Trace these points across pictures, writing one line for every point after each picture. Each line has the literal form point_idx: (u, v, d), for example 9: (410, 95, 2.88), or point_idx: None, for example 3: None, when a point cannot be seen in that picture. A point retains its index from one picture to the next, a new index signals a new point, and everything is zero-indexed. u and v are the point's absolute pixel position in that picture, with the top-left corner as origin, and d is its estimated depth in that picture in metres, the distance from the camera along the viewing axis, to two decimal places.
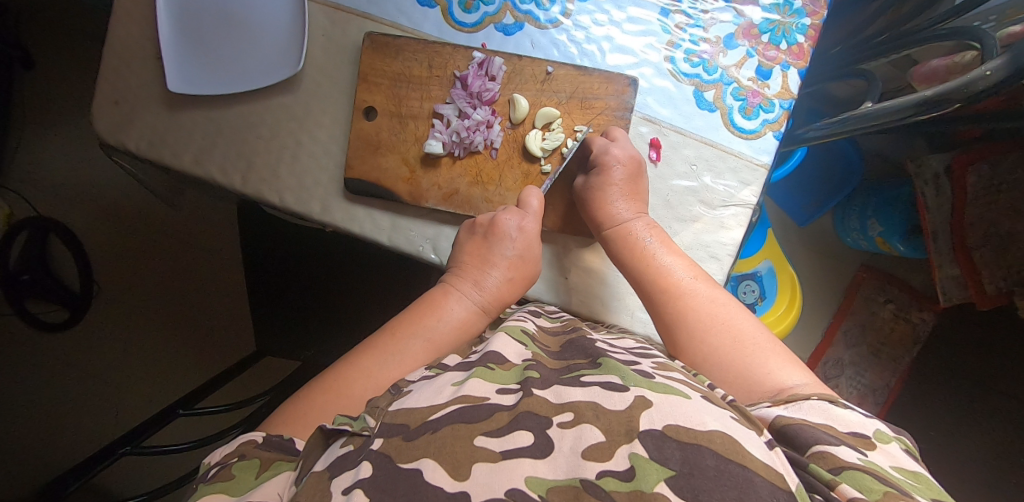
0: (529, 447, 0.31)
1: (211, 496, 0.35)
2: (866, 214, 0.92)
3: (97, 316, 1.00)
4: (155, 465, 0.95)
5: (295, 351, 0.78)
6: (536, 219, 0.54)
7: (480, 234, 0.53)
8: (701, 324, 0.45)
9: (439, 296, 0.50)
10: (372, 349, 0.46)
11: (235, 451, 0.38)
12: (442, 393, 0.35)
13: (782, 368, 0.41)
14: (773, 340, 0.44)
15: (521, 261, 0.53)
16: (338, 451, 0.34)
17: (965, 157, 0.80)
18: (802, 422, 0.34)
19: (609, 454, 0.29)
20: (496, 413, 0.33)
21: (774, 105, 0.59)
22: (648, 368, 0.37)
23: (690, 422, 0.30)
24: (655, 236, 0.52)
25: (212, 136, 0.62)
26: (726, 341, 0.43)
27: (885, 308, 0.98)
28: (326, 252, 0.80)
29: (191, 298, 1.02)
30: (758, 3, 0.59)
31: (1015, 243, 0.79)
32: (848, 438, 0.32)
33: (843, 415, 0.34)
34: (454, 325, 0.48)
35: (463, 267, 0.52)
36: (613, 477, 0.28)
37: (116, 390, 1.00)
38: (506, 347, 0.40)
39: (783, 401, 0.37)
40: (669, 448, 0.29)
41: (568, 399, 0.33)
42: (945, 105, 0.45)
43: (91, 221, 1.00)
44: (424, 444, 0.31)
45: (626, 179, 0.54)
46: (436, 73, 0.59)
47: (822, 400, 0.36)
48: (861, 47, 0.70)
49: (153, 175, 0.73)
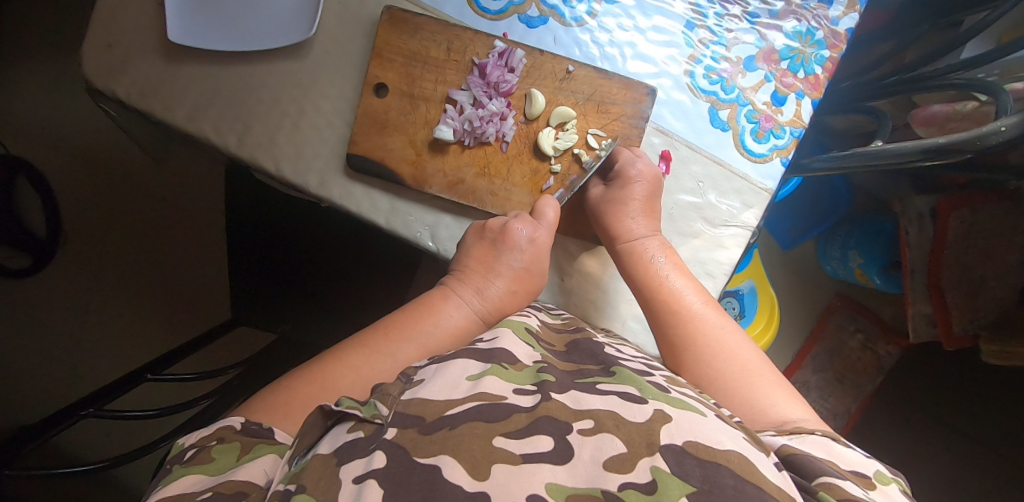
0: (549, 452, 0.32)
1: (189, 477, 0.35)
2: (848, 246, 0.96)
3: (61, 266, 0.96)
4: (112, 425, 0.93)
5: (272, 324, 0.77)
6: (548, 231, 0.54)
7: (489, 240, 0.53)
8: (709, 351, 0.47)
9: (439, 299, 0.50)
10: (365, 347, 0.46)
11: (214, 433, 0.38)
12: (458, 388, 0.36)
13: (785, 403, 0.43)
14: (775, 374, 0.46)
15: (526, 273, 0.53)
16: (344, 436, 0.34)
17: (949, 201, 0.82)
18: (807, 454, 0.36)
19: (630, 466, 0.31)
20: (515, 414, 0.34)
21: (784, 131, 0.59)
22: (661, 382, 0.39)
23: (708, 440, 0.32)
24: (667, 256, 0.53)
25: (209, 93, 0.59)
26: (732, 371, 0.45)
27: (854, 337, 1.01)
28: (314, 226, 0.79)
29: (163, 258, 0.98)
30: (781, 29, 0.60)
31: (986, 288, 0.83)
32: (851, 476, 0.34)
33: (845, 454, 0.36)
34: (450, 330, 0.48)
35: (467, 271, 0.52)
36: (634, 489, 0.30)
37: (75, 345, 0.96)
38: (516, 345, 0.41)
39: (786, 431, 0.39)
40: (688, 464, 0.31)
41: (587, 406, 0.35)
42: (957, 154, 0.46)
43: (60, 166, 0.95)
44: (440, 440, 0.32)
45: (644, 196, 0.55)
46: (454, 57, 0.58)
47: (824, 437, 0.38)
48: (870, 87, 0.72)
49: (137, 126, 0.69)
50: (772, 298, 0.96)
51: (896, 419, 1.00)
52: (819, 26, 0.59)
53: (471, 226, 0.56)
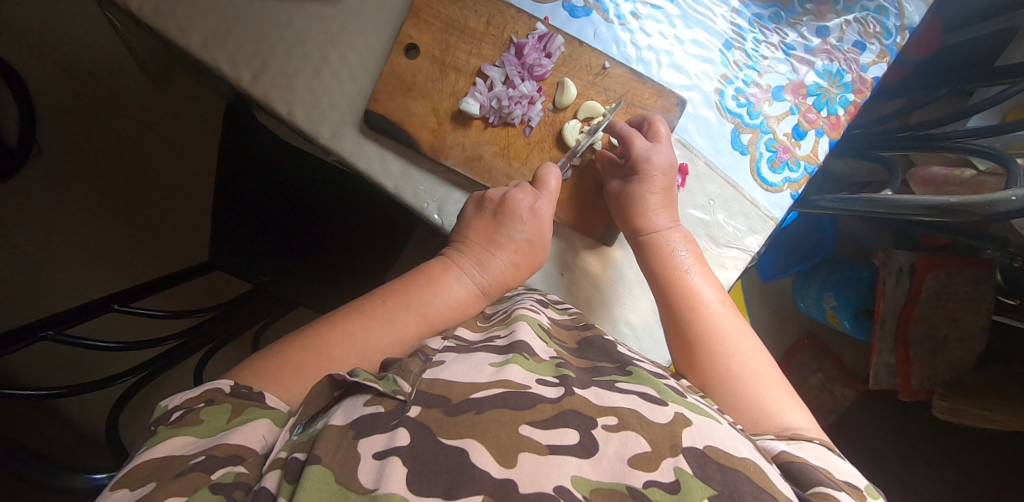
0: (575, 446, 0.34)
1: (178, 438, 0.36)
2: (825, 288, 0.97)
3: (27, 178, 0.90)
4: (58, 353, 0.88)
5: (251, 273, 0.72)
6: (551, 201, 0.54)
7: (489, 212, 0.52)
8: (723, 351, 0.49)
9: (440, 270, 0.50)
10: (360, 317, 0.46)
11: (202, 396, 0.39)
12: (481, 373, 0.38)
13: (790, 408, 0.45)
14: (781, 377, 0.48)
15: (529, 246, 0.52)
16: (362, 409, 0.36)
17: (929, 260, 0.84)
18: (804, 462, 0.39)
19: (655, 465, 0.34)
20: (541, 404, 0.36)
21: (799, 165, 0.60)
22: (676, 387, 0.42)
23: (727, 447, 0.35)
24: (688, 249, 0.54)
25: (230, 22, 0.56)
26: (743, 373, 0.47)
27: (815, 375, 1.04)
28: (311, 179, 0.77)
29: (138, 186, 0.94)
30: (813, 65, 0.61)
31: (947, 346, 0.89)
32: (845, 486, 0.37)
33: (841, 465, 0.39)
34: (452, 302, 0.49)
35: (469, 244, 0.52)
36: (659, 487, 0.33)
37: (32, 263, 0.91)
38: (534, 337, 0.43)
39: (786, 436, 0.42)
40: (711, 468, 0.34)
41: (610, 403, 0.37)
42: (965, 215, 0.47)
43: (39, 71, 0.89)
44: (467, 424, 0.34)
45: (662, 188, 0.55)
46: (492, 31, 0.57)
47: (821, 446, 0.41)
48: (879, 137, 0.72)
49: (140, 42, 0.65)
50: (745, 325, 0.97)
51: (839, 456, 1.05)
52: (848, 69, 0.61)
53: (470, 197, 0.55)
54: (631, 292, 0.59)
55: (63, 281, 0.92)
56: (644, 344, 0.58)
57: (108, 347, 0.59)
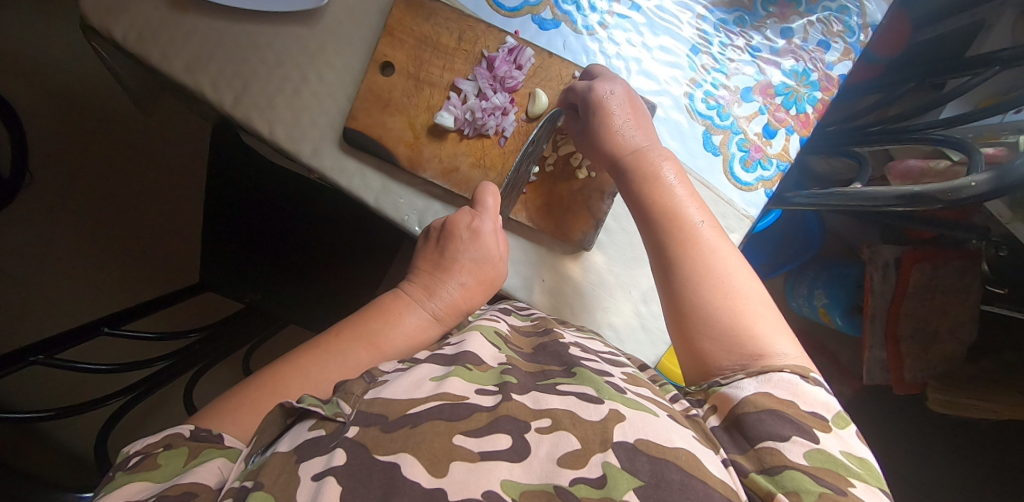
0: (506, 450, 0.36)
1: (134, 485, 0.36)
2: (815, 286, 1.00)
3: (25, 207, 0.92)
4: (54, 377, 0.89)
5: (240, 292, 0.73)
6: (491, 219, 0.55)
7: (434, 239, 0.54)
8: (700, 272, 0.47)
9: (391, 302, 0.51)
10: (315, 353, 0.47)
11: (160, 440, 0.39)
12: (421, 388, 0.39)
13: (768, 332, 0.44)
14: (764, 301, 0.46)
15: (477, 265, 0.53)
16: (306, 434, 0.37)
17: (913, 254, 0.86)
18: (766, 406, 0.38)
19: (583, 462, 0.35)
20: (477, 413, 0.37)
21: (772, 163, 0.61)
22: (619, 383, 0.42)
23: (659, 438, 0.36)
24: (667, 167, 0.52)
25: (211, 47, 0.58)
26: (719, 296, 0.45)
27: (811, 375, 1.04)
28: (300, 198, 0.78)
29: (133, 210, 0.96)
30: (779, 66, 0.62)
31: (937, 340, 0.88)
32: (806, 421, 0.37)
33: (807, 394, 0.39)
34: (406, 332, 0.49)
35: (420, 273, 0.53)
36: (586, 483, 0.34)
37: (29, 289, 0.93)
38: (482, 348, 0.45)
39: (755, 372, 0.41)
40: (639, 460, 0.35)
41: (545, 406, 0.39)
42: (929, 204, 0.48)
43: (38, 104, 0.92)
44: (402, 438, 0.35)
45: (632, 112, 0.54)
46: (464, 46, 0.58)
47: (792, 374, 0.40)
48: (854, 132, 0.74)
49: (129, 69, 0.67)
50: None
51: None
52: (814, 67, 0.62)
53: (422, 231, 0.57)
54: (614, 295, 0.60)
55: (62, 306, 0.94)
56: (627, 344, 0.59)
57: (97, 369, 0.60)
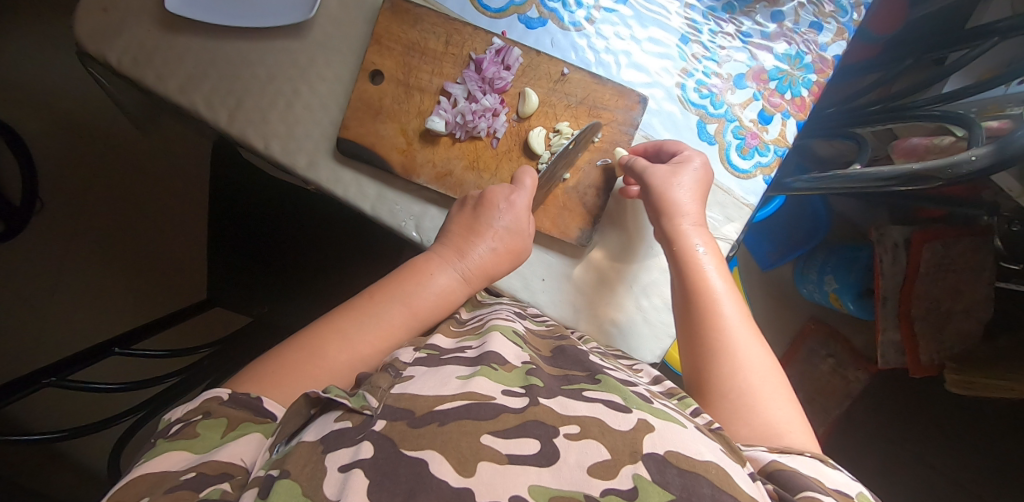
0: (535, 454, 0.35)
1: (174, 452, 0.36)
2: (824, 271, 0.97)
3: (37, 234, 0.95)
4: (72, 397, 0.91)
5: (247, 305, 0.75)
6: (528, 196, 0.54)
7: (470, 206, 0.54)
8: (738, 360, 0.47)
9: (423, 262, 0.51)
10: (353, 311, 0.48)
11: (199, 407, 0.39)
12: (447, 386, 0.39)
13: (798, 433, 0.43)
14: (789, 394, 0.46)
15: (510, 234, 0.52)
16: (332, 425, 0.37)
17: (923, 234, 0.85)
18: (793, 469, 0.38)
19: (613, 473, 0.35)
20: (503, 414, 0.37)
21: (769, 149, 0.60)
22: (643, 393, 0.42)
23: (689, 451, 0.36)
24: (708, 245, 0.52)
25: (204, 67, 0.58)
26: (754, 385, 0.45)
27: (825, 361, 1.03)
28: (299, 207, 0.79)
29: (139, 230, 0.97)
30: (771, 50, 0.61)
31: (951, 321, 0.87)
32: (833, 493, 0.36)
33: (832, 475, 0.38)
34: (437, 293, 0.50)
35: (451, 235, 0.53)
36: (616, 494, 0.34)
37: (44, 313, 0.95)
38: (506, 348, 0.45)
39: (776, 448, 0.41)
40: (669, 473, 0.34)
41: (573, 412, 0.38)
42: (931, 181, 0.47)
43: (44, 132, 0.94)
44: (429, 435, 0.35)
45: (693, 185, 0.53)
46: (452, 51, 0.58)
47: (813, 458, 0.40)
48: (854, 113, 0.73)
49: (125, 92, 0.68)
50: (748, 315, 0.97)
51: (857, 441, 1.03)
52: (808, 50, 0.61)
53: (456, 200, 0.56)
54: (619, 293, 0.59)
55: (76, 328, 0.96)
56: (635, 343, 0.58)
57: (110, 389, 0.61)
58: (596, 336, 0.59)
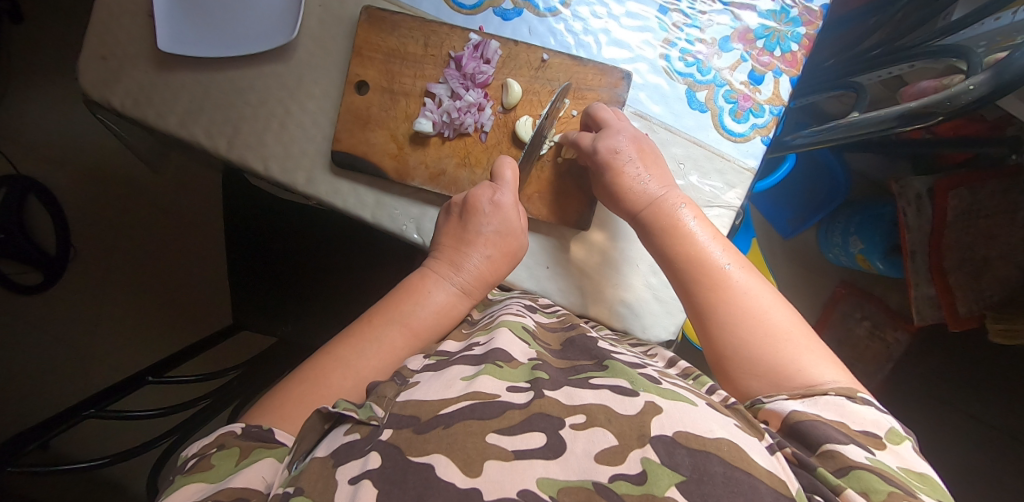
0: (541, 448, 0.35)
1: (191, 486, 0.37)
2: (849, 232, 0.93)
3: (75, 279, 1.01)
4: (120, 430, 0.95)
5: (271, 325, 0.77)
6: (511, 192, 0.55)
7: (457, 215, 0.55)
8: (737, 313, 0.45)
9: (419, 280, 0.52)
10: (351, 338, 0.48)
11: (214, 440, 0.40)
12: (451, 388, 0.39)
13: (813, 363, 0.42)
14: (807, 334, 0.45)
15: (500, 236, 0.53)
16: (342, 438, 0.38)
17: (947, 181, 0.81)
18: (814, 418, 0.38)
19: (621, 458, 0.34)
20: (509, 411, 0.37)
21: (764, 110, 0.59)
22: (652, 374, 0.42)
23: (699, 430, 0.35)
24: (690, 211, 0.51)
25: (199, 99, 0.60)
26: (760, 334, 0.44)
27: (860, 324, 0.99)
28: (308, 224, 0.80)
29: (168, 266, 1.02)
30: (755, 8, 0.60)
31: (989, 267, 0.84)
32: (858, 437, 0.36)
33: (857, 413, 0.38)
34: (434, 307, 0.50)
35: (443, 249, 0.53)
36: (626, 479, 0.33)
37: (88, 353, 1.00)
38: (511, 344, 0.44)
39: (801, 394, 0.40)
40: (679, 454, 0.34)
41: (580, 401, 0.38)
42: (931, 116, 0.45)
43: (71, 183, 1.00)
44: (435, 439, 0.36)
45: (638, 156, 0.53)
46: (432, 52, 0.59)
47: (839, 395, 0.39)
48: (854, 61, 0.70)
49: (133, 134, 0.71)
50: (773, 286, 0.94)
51: (907, 405, 0.99)
52: (793, 3, 0.60)
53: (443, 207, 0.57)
54: (621, 270, 0.59)
55: (118, 365, 1.01)
56: (647, 319, 0.58)
57: (144, 415, 0.63)
58: (608, 317, 0.59)
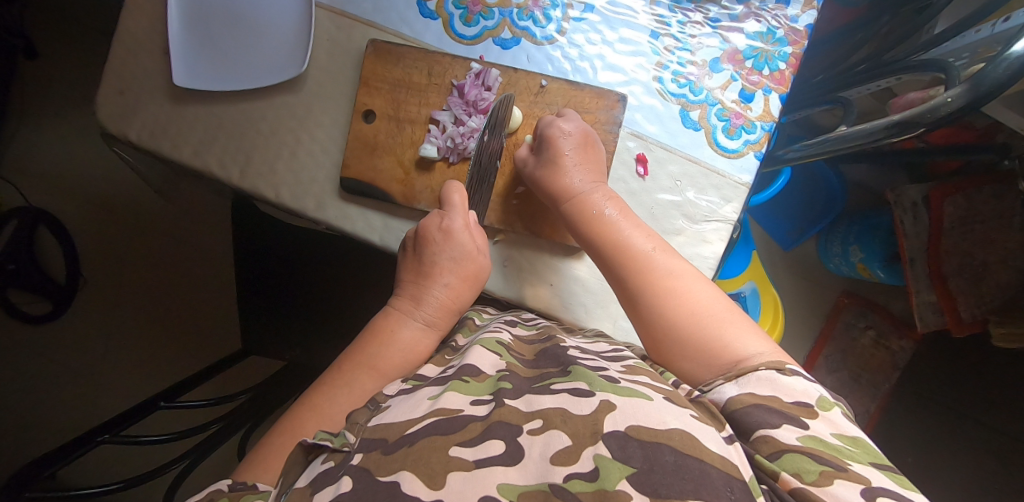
0: (501, 455, 0.36)
1: None
2: (848, 242, 0.95)
3: (86, 307, 1.03)
4: (130, 456, 0.97)
5: (281, 350, 0.79)
6: (460, 214, 0.57)
7: (411, 249, 0.58)
8: (666, 302, 0.49)
9: (382, 321, 0.54)
10: (323, 386, 0.49)
11: (203, 496, 0.40)
12: (419, 407, 0.41)
13: (739, 340, 0.45)
14: (733, 312, 0.47)
15: (457, 264, 0.56)
16: (319, 466, 0.39)
17: (941, 189, 0.84)
18: (749, 402, 0.39)
19: (575, 458, 0.35)
20: (471, 423, 0.38)
21: (756, 127, 0.61)
22: (614, 375, 0.42)
23: (650, 422, 0.36)
24: (615, 209, 0.55)
25: (212, 131, 0.63)
26: (689, 318, 0.47)
27: (865, 333, 1.02)
28: (320, 252, 0.82)
29: (180, 293, 1.05)
30: (743, 31, 0.63)
31: (989, 272, 0.86)
32: (791, 411, 0.38)
33: (788, 386, 0.39)
34: (399, 344, 0.52)
35: (405, 288, 0.56)
36: (579, 478, 0.34)
37: (99, 380, 1.02)
38: (482, 359, 0.46)
39: (734, 375, 0.42)
40: (630, 447, 0.35)
41: (538, 407, 0.39)
42: (915, 128, 0.47)
43: (86, 213, 1.03)
44: (402, 457, 0.36)
45: (575, 152, 0.57)
46: (435, 81, 0.62)
47: (769, 370, 0.41)
48: (841, 76, 0.72)
49: (149, 164, 0.74)
50: (775, 297, 0.95)
51: (916, 414, 0.99)
52: (779, 25, 0.62)
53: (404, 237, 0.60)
54: None
55: (131, 392, 1.02)
56: None
57: (156, 441, 0.65)
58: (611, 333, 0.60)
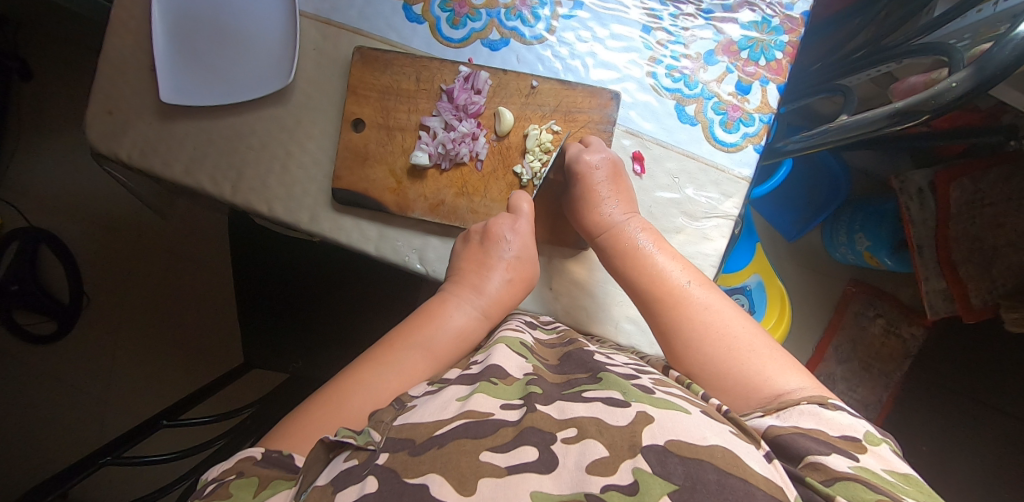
0: (534, 462, 0.34)
1: None
2: (854, 229, 0.94)
3: (90, 326, 1.03)
4: (140, 473, 0.97)
5: (283, 363, 0.79)
6: (528, 222, 0.57)
7: (475, 241, 0.56)
8: (697, 332, 0.48)
9: (438, 304, 0.53)
10: (371, 362, 0.48)
11: (233, 466, 0.40)
12: (446, 408, 0.40)
13: (779, 373, 0.44)
14: (770, 346, 0.46)
15: (517, 262, 0.55)
16: (341, 465, 0.38)
17: (947, 173, 0.83)
18: (793, 431, 0.38)
19: (612, 469, 0.33)
20: (502, 428, 0.37)
21: (754, 119, 0.60)
22: (647, 384, 0.42)
23: (691, 438, 0.34)
24: (647, 236, 0.54)
25: (203, 147, 0.62)
26: (721, 352, 0.46)
27: (875, 322, 1.00)
28: (316, 263, 0.81)
29: (180, 307, 1.05)
30: (736, 21, 0.61)
31: (998, 256, 0.83)
32: (839, 443, 0.37)
33: (833, 419, 0.38)
34: (454, 332, 0.51)
35: (463, 274, 0.55)
36: (617, 490, 0.32)
37: (105, 399, 1.02)
38: (507, 360, 0.45)
39: (774, 410, 0.41)
40: (671, 463, 0.33)
41: (571, 414, 0.38)
42: (918, 116, 0.45)
43: (84, 233, 1.03)
44: (429, 459, 0.35)
45: (607, 181, 0.56)
46: (424, 86, 0.61)
47: (812, 405, 0.40)
48: (839, 63, 0.71)
49: (142, 182, 0.73)
50: (782, 290, 0.93)
51: (932, 403, 0.97)
52: (774, 13, 0.61)
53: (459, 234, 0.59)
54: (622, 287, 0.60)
55: (137, 410, 1.02)
56: (650, 334, 0.58)
57: (161, 460, 0.64)
58: (614, 335, 0.59)
